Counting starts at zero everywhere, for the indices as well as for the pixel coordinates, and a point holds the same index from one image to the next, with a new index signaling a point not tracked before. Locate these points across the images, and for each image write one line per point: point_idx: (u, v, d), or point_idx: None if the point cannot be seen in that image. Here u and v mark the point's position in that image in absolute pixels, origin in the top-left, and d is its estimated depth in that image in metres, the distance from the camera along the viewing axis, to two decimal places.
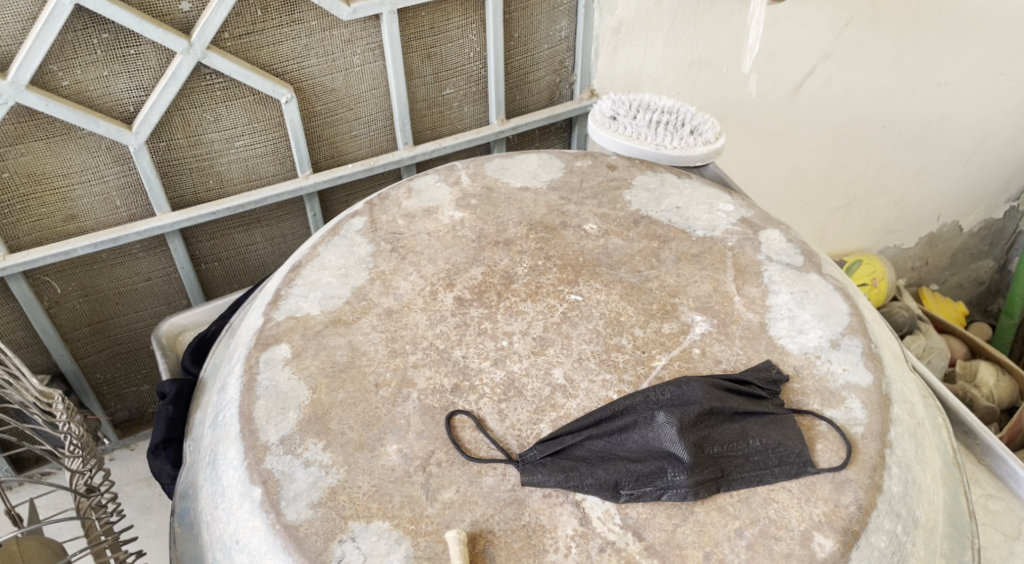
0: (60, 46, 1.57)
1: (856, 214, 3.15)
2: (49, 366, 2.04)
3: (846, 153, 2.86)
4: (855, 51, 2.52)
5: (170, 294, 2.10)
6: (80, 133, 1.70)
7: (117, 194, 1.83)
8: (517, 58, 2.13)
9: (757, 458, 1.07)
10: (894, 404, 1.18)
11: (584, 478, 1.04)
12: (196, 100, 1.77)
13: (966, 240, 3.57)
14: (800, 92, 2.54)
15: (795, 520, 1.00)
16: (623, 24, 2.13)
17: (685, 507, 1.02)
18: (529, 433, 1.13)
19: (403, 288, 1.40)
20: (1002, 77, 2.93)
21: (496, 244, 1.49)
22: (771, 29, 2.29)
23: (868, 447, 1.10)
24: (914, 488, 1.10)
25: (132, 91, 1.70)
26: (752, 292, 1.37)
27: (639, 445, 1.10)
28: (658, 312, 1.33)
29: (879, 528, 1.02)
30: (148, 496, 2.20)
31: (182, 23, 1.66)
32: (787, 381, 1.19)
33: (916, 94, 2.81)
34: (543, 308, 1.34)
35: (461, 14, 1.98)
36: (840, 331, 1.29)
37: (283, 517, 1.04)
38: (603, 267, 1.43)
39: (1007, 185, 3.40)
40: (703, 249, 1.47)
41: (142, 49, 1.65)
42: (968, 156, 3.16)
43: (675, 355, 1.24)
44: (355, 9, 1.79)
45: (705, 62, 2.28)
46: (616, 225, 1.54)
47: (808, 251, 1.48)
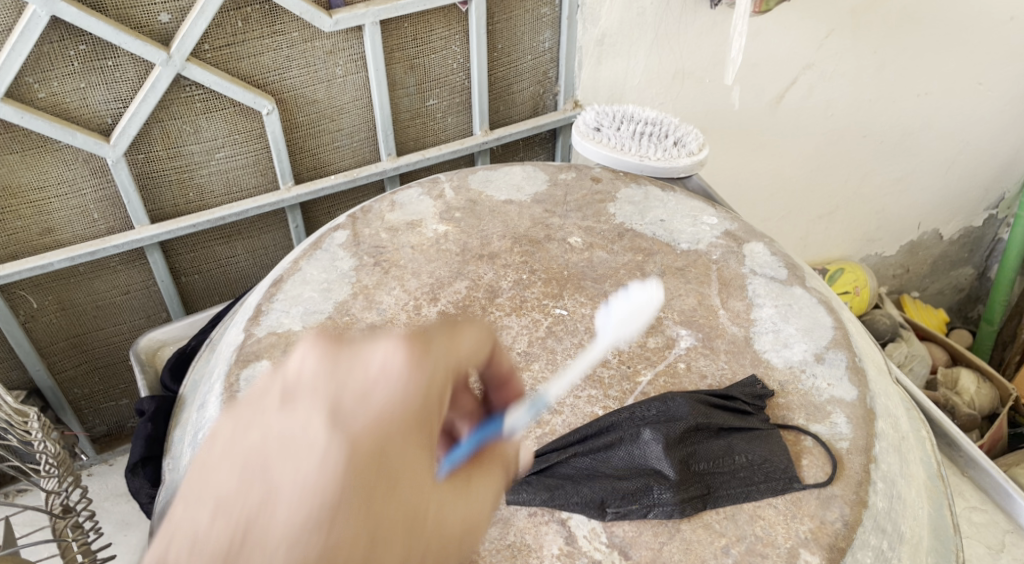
0: (35, 58, 1.54)
1: (839, 223, 3.18)
2: (25, 382, 2.00)
3: (829, 163, 2.89)
4: (837, 61, 2.54)
5: (149, 308, 2.07)
6: (56, 146, 1.67)
7: (94, 207, 1.80)
8: (501, 69, 2.13)
9: (743, 475, 1.07)
10: (879, 418, 1.18)
11: (570, 497, 1.03)
12: (175, 112, 1.75)
13: (946, 248, 3.63)
14: (782, 103, 2.56)
15: (782, 537, 1.00)
16: (607, 36, 2.12)
17: (671, 525, 1.01)
18: (514, 450, 1.12)
19: (386, 302, 1.38)
20: (981, 87, 2.97)
21: (480, 258, 1.48)
22: (754, 40, 2.30)
23: (854, 462, 1.10)
24: (898, 502, 1.10)
25: (109, 103, 1.67)
26: (736, 306, 1.37)
27: (626, 462, 1.08)
28: (643, 327, 1.33)
29: (864, 544, 1.02)
30: (127, 512, 2.15)
31: (161, 35, 1.63)
32: (772, 396, 1.19)
33: (897, 103, 2.84)
34: (528, 322, 1.33)
35: (445, 24, 1.96)
36: (825, 345, 1.29)
37: None
38: (588, 280, 1.43)
39: (987, 193, 3.45)
40: (688, 262, 1.47)
41: (120, 61, 1.62)
42: (948, 164, 3.20)
43: (660, 370, 1.24)
44: (337, 20, 1.77)
45: (688, 73, 2.29)
46: (600, 238, 1.54)
47: (791, 264, 1.48)
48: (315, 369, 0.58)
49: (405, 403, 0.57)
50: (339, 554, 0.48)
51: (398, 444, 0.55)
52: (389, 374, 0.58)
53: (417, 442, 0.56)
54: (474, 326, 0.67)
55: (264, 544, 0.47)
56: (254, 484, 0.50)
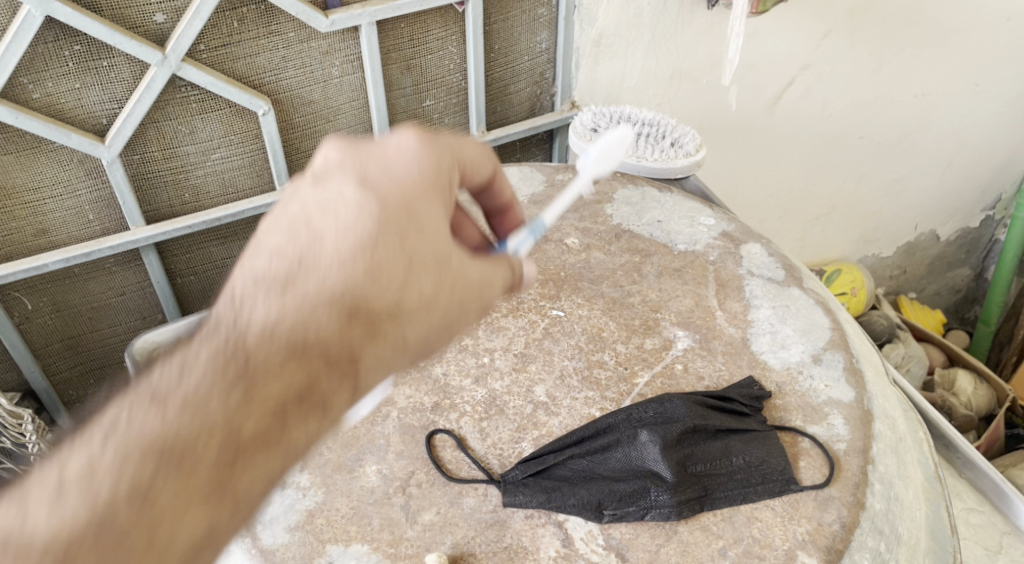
0: (30, 59, 1.53)
1: (836, 224, 3.19)
2: (20, 384, 1.99)
3: (825, 164, 2.89)
4: (834, 62, 2.54)
5: (145, 310, 2.06)
6: (51, 146, 1.67)
7: (90, 208, 1.79)
8: (498, 69, 2.13)
9: (740, 476, 1.06)
10: (876, 419, 1.18)
11: (566, 499, 1.02)
12: (171, 112, 1.74)
13: (943, 249, 3.63)
14: (780, 103, 2.56)
15: (779, 539, 0.99)
16: (604, 36, 2.12)
17: (669, 527, 1.01)
18: (510, 452, 1.11)
19: None
20: (977, 88, 2.97)
21: None
22: (751, 41, 2.30)
23: (851, 464, 1.09)
24: (896, 504, 1.10)
25: (105, 103, 1.66)
26: (733, 307, 1.37)
27: (623, 464, 1.08)
28: (640, 328, 1.32)
29: (862, 545, 1.01)
30: None
31: (157, 35, 1.63)
32: (770, 397, 1.19)
33: (894, 104, 2.84)
34: (525, 323, 1.33)
35: (441, 25, 1.96)
36: (822, 346, 1.29)
37: (258, 541, 1.00)
38: (585, 281, 1.42)
39: (984, 194, 3.45)
40: (685, 263, 1.47)
41: (115, 61, 1.62)
42: (945, 165, 3.20)
43: (657, 371, 1.24)
44: (333, 20, 1.77)
45: (685, 73, 2.29)
46: (597, 239, 1.53)
47: (788, 265, 1.48)
48: (338, 154, 0.82)
49: (418, 172, 0.81)
50: (382, 262, 0.73)
51: (419, 202, 0.79)
52: (404, 155, 0.82)
53: (430, 200, 0.80)
54: (468, 144, 0.91)
55: (320, 262, 0.72)
56: (306, 222, 0.75)
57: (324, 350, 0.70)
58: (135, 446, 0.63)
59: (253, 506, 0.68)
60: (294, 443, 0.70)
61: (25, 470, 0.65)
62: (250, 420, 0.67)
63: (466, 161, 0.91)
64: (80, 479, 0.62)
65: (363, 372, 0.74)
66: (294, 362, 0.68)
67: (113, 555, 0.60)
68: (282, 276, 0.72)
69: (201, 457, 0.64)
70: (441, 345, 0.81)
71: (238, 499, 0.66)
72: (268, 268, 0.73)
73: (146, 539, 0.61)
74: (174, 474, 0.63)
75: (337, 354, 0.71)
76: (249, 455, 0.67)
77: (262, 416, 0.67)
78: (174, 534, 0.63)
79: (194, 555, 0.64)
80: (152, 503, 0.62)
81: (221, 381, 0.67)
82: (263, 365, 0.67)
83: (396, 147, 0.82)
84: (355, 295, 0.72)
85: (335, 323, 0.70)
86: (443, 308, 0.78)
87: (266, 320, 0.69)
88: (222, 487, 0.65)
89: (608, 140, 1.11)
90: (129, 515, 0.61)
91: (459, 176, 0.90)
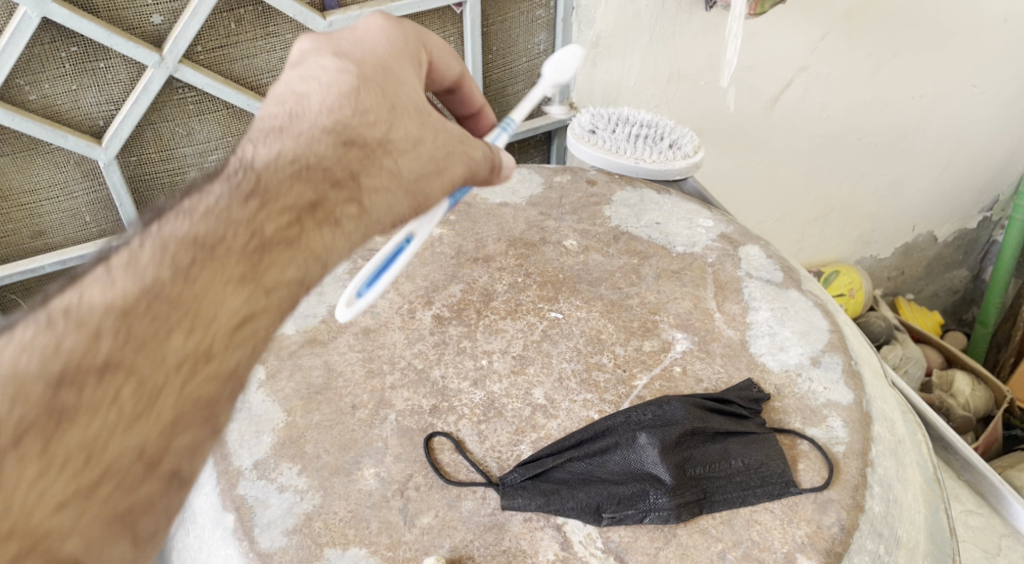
0: (26, 60, 1.52)
1: (833, 225, 3.19)
2: None
3: (823, 165, 2.89)
4: (831, 63, 2.54)
5: None
6: (47, 147, 1.66)
7: (86, 209, 1.79)
8: (495, 71, 2.13)
9: (739, 479, 1.06)
10: (875, 422, 1.18)
11: (565, 502, 1.02)
12: (168, 114, 1.74)
13: (940, 250, 3.64)
14: (777, 105, 2.56)
15: (778, 541, 0.99)
16: (602, 38, 2.10)
17: (668, 530, 1.01)
18: (509, 454, 1.11)
19: (380, 306, 1.37)
20: (975, 89, 2.98)
21: (475, 261, 1.48)
22: (749, 43, 2.30)
23: (850, 466, 1.09)
24: (895, 507, 1.10)
25: (101, 105, 1.66)
26: (732, 309, 1.37)
27: (621, 467, 1.08)
28: (639, 330, 1.32)
29: (861, 548, 1.01)
30: None
31: (154, 37, 1.62)
32: (769, 400, 1.19)
33: (892, 105, 2.85)
34: (523, 326, 1.33)
35: (439, 26, 1.96)
36: (821, 348, 1.28)
37: (256, 545, 1.00)
38: (583, 283, 1.42)
39: (981, 195, 3.46)
40: (683, 265, 1.47)
41: (112, 63, 1.61)
42: (942, 166, 3.21)
43: (656, 374, 1.23)
44: (331, 22, 1.75)
45: (683, 75, 2.29)
46: (596, 241, 1.53)
47: (787, 267, 1.48)
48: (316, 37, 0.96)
49: (388, 42, 0.95)
50: (366, 106, 0.88)
51: (391, 63, 0.93)
52: (374, 29, 0.96)
53: (401, 63, 0.95)
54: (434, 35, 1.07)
55: (312, 109, 0.86)
56: (293, 90, 0.89)
57: (327, 171, 0.82)
58: (171, 240, 0.70)
59: (284, 302, 0.75)
60: (315, 246, 0.79)
61: (69, 278, 0.70)
62: (272, 220, 0.76)
63: (434, 55, 1.05)
64: (125, 266, 0.68)
65: (366, 196, 0.85)
66: (302, 179, 0.80)
67: (164, 324, 0.65)
68: (278, 125, 0.85)
69: (230, 246, 0.73)
70: (436, 191, 0.92)
71: (269, 288, 0.74)
72: (266, 127, 0.86)
73: (193, 310, 0.68)
74: (209, 262, 0.70)
75: (339, 177, 0.83)
76: (275, 250, 0.75)
77: (281, 220, 0.77)
78: (215, 312, 0.69)
79: (236, 334, 0.70)
80: (192, 281, 0.69)
81: (242, 192, 0.77)
82: (277, 182, 0.79)
83: (366, 25, 0.97)
84: (346, 129, 0.86)
85: (333, 150, 0.84)
86: (427, 148, 0.91)
87: (269, 154, 0.81)
88: (255, 274, 0.73)
89: (558, 60, 1.18)
90: (175, 287, 0.68)
91: (430, 59, 1.05)
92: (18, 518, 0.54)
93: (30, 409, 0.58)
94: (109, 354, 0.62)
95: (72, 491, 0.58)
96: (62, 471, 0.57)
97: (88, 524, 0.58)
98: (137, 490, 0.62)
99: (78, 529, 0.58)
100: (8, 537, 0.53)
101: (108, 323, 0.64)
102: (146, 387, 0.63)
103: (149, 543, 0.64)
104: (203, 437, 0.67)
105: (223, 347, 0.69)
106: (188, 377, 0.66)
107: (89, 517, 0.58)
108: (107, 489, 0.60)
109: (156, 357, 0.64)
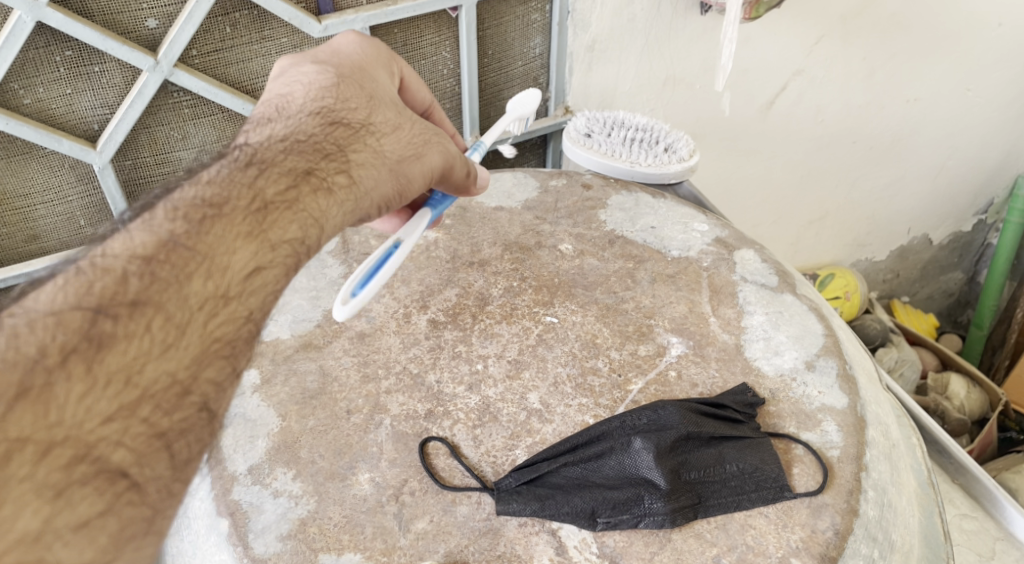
0: (21, 64, 1.52)
1: (829, 229, 3.20)
2: None
3: (819, 169, 2.90)
4: (827, 66, 2.54)
5: None
6: (42, 151, 1.66)
7: (81, 213, 1.79)
8: (491, 75, 2.13)
9: (734, 484, 1.06)
10: (869, 426, 1.18)
11: (559, 507, 1.02)
12: (163, 118, 1.74)
13: (935, 253, 3.65)
14: (773, 109, 2.57)
15: (773, 546, 0.99)
16: (597, 42, 2.12)
17: (663, 534, 1.01)
18: (504, 459, 1.11)
19: (375, 310, 1.37)
20: (969, 93, 2.99)
21: (470, 265, 1.48)
22: (744, 47, 2.30)
23: (844, 470, 1.10)
24: (890, 511, 1.10)
25: (96, 108, 1.66)
26: (727, 313, 1.37)
27: (616, 472, 1.08)
28: (634, 334, 1.32)
29: (856, 552, 1.02)
30: None
31: (148, 41, 1.62)
32: (763, 404, 1.19)
33: (887, 109, 2.86)
34: (519, 330, 1.33)
35: (435, 30, 1.96)
36: (815, 353, 1.29)
37: (250, 550, 1.00)
38: (579, 288, 1.42)
39: (976, 198, 3.47)
40: (679, 269, 1.47)
41: (106, 67, 1.61)
42: (936, 170, 3.22)
43: (651, 379, 1.23)
44: (326, 26, 1.75)
45: (679, 79, 2.30)
46: (591, 245, 1.53)
47: (782, 271, 1.48)
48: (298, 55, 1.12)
49: (361, 52, 1.11)
50: (345, 99, 1.02)
51: (366, 69, 1.08)
52: (348, 43, 1.12)
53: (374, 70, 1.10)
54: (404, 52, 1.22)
55: (297, 103, 1.01)
56: (281, 90, 1.03)
57: (315, 147, 0.95)
58: (180, 205, 0.83)
59: (287, 258, 0.86)
60: (312, 210, 0.90)
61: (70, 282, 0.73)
62: (270, 185, 0.89)
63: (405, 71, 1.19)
64: (144, 224, 0.80)
65: (352, 168, 0.96)
66: (293, 153, 0.93)
67: (182, 273, 0.77)
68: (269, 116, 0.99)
69: (234, 206, 0.85)
70: (418, 172, 1.03)
71: (273, 243, 0.85)
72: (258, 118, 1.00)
73: (208, 259, 0.79)
74: (217, 219, 0.83)
75: (327, 153, 0.95)
76: (276, 210, 0.87)
77: (279, 184, 0.89)
78: (228, 262, 0.81)
79: (248, 282, 0.82)
80: (204, 232, 0.81)
81: (242, 164, 0.90)
82: (272, 156, 0.92)
83: (341, 41, 1.12)
84: (330, 113, 1.00)
85: (319, 131, 0.97)
86: (405, 133, 1.04)
87: (263, 136, 0.95)
88: (259, 230, 0.85)
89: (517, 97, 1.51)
90: (191, 237, 0.80)
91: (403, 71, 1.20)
92: (72, 428, 0.64)
93: (72, 335, 0.68)
94: (137, 293, 0.74)
95: (116, 407, 0.68)
96: (107, 386, 0.68)
97: (132, 438, 0.68)
98: (174, 413, 0.72)
99: (125, 441, 0.68)
100: (62, 443, 0.63)
101: (135, 268, 0.75)
102: (173, 321, 0.75)
103: (184, 466, 0.73)
104: (222, 372, 0.78)
105: (238, 292, 0.81)
106: (210, 315, 0.78)
107: (133, 432, 0.68)
108: (146, 410, 0.70)
109: (179, 296, 0.76)
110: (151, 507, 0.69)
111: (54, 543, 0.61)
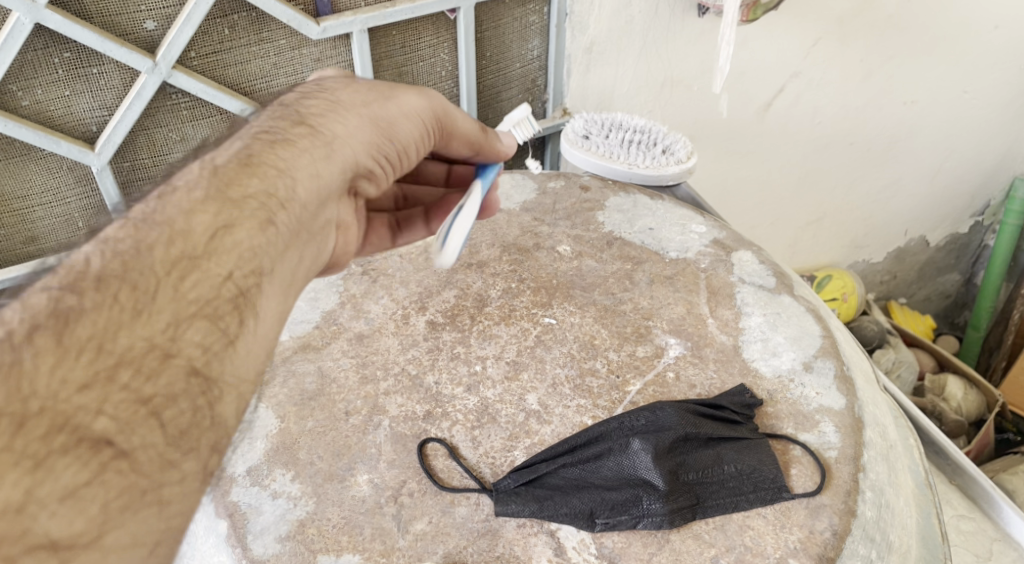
0: (19, 66, 1.52)
1: (826, 230, 3.21)
2: None
3: (816, 170, 2.91)
4: (825, 67, 2.55)
5: None
6: (40, 153, 1.66)
7: (79, 215, 1.78)
8: (489, 76, 2.14)
9: (731, 485, 1.06)
10: (867, 427, 1.19)
11: (558, 508, 1.02)
12: (161, 120, 1.74)
13: (932, 254, 3.66)
14: (770, 111, 2.57)
15: (771, 547, 0.99)
16: (595, 43, 2.12)
17: (661, 535, 1.01)
18: (502, 460, 1.11)
19: (374, 312, 1.38)
20: (966, 95, 3.00)
21: (469, 266, 1.48)
22: (741, 49, 2.31)
23: (842, 471, 1.10)
24: (887, 511, 1.10)
25: (94, 110, 1.66)
26: (724, 314, 1.37)
27: (615, 473, 1.08)
28: (632, 335, 1.32)
29: (853, 553, 1.02)
30: None
31: (147, 42, 1.62)
32: (761, 405, 1.19)
33: (884, 110, 2.86)
34: (517, 331, 1.33)
35: (433, 32, 1.96)
36: (813, 354, 1.29)
37: (249, 552, 1.00)
38: (577, 289, 1.42)
39: (973, 200, 3.49)
40: (677, 270, 1.47)
41: (105, 69, 1.61)
42: (933, 171, 3.23)
43: (650, 379, 1.24)
44: (325, 28, 1.75)
45: (678, 81, 2.30)
46: (590, 247, 1.53)
47: (779, 273, 1.49)
48: None
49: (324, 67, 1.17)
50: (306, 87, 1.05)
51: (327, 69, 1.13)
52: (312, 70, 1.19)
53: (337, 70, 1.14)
54: None
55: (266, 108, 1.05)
56: None
57: (275, 117, 0.96)
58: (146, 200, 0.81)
59: (257, 211, 0.81)
60: (273, 161, 0.87)
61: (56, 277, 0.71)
62: (230, 153, 0.88)
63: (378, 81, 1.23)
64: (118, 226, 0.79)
65: (312, 119, 0.95)
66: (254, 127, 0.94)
67: (139, 246, 0.72)
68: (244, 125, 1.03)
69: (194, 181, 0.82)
70: (385, 112, 1.01)
71: (237, 199, 0.80)
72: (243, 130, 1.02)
73: (167, 228, 0.74)
74: (177, 195, 0.79)
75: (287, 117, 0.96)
76: (234, 173, 0.83)
77: (238, 147, 0.89)
78: (189, 225, 0.75)
79: (215, 238, 0.76)
80: (162, 206, 0.78)
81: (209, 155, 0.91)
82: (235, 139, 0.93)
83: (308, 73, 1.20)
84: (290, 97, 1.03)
85: (280, 108, 0.99)
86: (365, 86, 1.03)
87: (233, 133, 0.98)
88: (219, 193, 0.80)
89: None
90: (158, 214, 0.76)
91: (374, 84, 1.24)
92: (48, 398, 0.58)
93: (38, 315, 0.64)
94: (99, 270, 0.69)
95: (92, 375, 0.61)
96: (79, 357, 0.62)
97: (114, 406, 0.61)
98: (156, 377, 0.65)
99: (106, 409, 0.60)
100: (40, 414, 0.57)
101: None
102: (140, 289, 0.69)
103: (179, 438, 0.65)
104: (210, 336, 0.71)
105: (207, 252, 0.75)
106: (180, 279, 0.71)
107: (115, 400, 0.61)
108: (126, 375, 0.63)
109: (143, 266, 0.70)
110: (147, 477, 0.62)
111: (40, 514, 0.53)
